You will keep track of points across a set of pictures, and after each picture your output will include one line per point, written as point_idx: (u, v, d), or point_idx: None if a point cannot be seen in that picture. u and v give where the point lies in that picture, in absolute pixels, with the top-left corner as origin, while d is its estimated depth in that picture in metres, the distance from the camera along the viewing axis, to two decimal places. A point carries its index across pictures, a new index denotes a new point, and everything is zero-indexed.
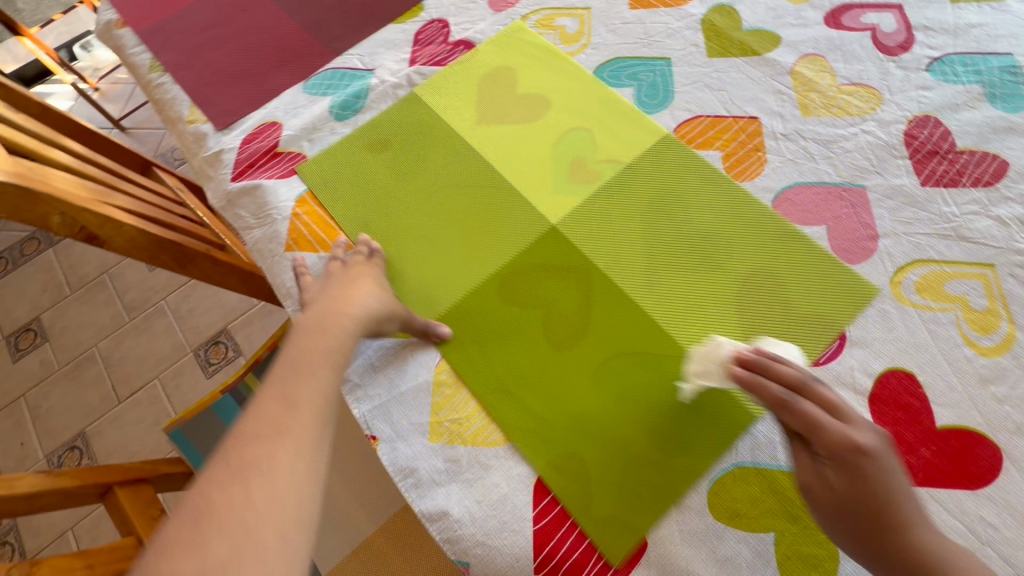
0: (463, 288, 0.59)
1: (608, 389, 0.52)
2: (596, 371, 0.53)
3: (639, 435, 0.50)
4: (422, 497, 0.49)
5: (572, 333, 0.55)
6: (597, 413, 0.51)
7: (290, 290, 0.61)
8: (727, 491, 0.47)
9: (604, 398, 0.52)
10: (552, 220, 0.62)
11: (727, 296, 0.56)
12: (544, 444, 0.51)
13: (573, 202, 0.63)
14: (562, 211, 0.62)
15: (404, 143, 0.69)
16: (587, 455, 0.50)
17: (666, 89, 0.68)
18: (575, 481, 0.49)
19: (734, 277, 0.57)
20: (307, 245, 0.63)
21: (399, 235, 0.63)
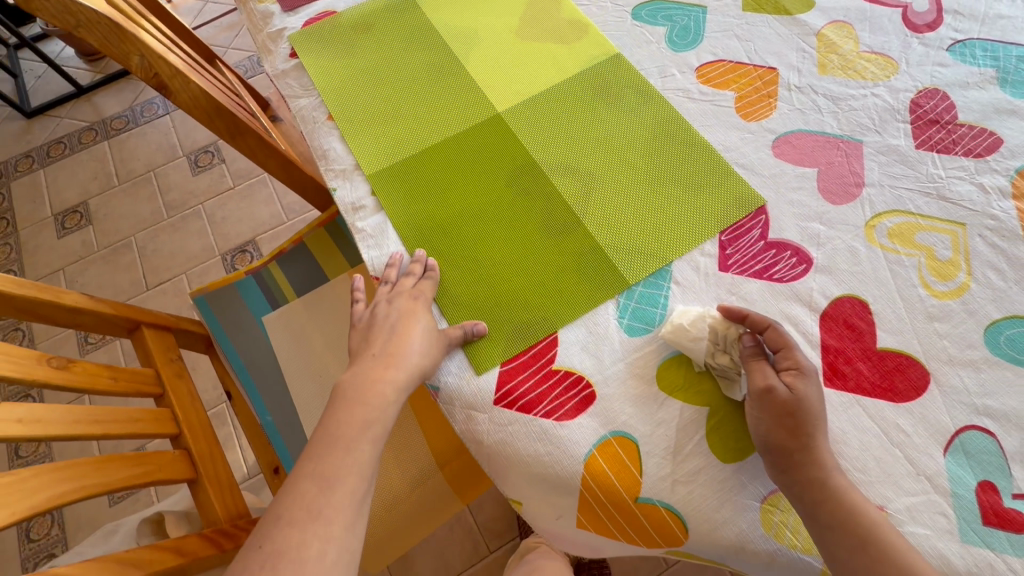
0: (447, 161, 0.65)
1: (537, 257, 0.59)
2: (532, 242, 0.60)
3: (552, 295, 0.56)
4: None
5: (524, 211, 0.62)
6: (522, 274, 0.58)
7: (324, 152, 0.67)
8: (674, 368, 0.52)
9: (532, 263, 0.58)
10: (550, 123, 0.67)
11: (700, 210, 0.61)
12: (509, 302, 0.56)
13: (580, 113, 0.68)
14: (563, 117, 0.67)
15: (438, 42, 0.74)
16: (503, 304, 0.56)
17: (697, 33, 0.73)
18: (542, 340, 0.54)
19: (706, 196, 0.61)
20: (344, 116, 0.69)
21: (403, 112, 0.69)
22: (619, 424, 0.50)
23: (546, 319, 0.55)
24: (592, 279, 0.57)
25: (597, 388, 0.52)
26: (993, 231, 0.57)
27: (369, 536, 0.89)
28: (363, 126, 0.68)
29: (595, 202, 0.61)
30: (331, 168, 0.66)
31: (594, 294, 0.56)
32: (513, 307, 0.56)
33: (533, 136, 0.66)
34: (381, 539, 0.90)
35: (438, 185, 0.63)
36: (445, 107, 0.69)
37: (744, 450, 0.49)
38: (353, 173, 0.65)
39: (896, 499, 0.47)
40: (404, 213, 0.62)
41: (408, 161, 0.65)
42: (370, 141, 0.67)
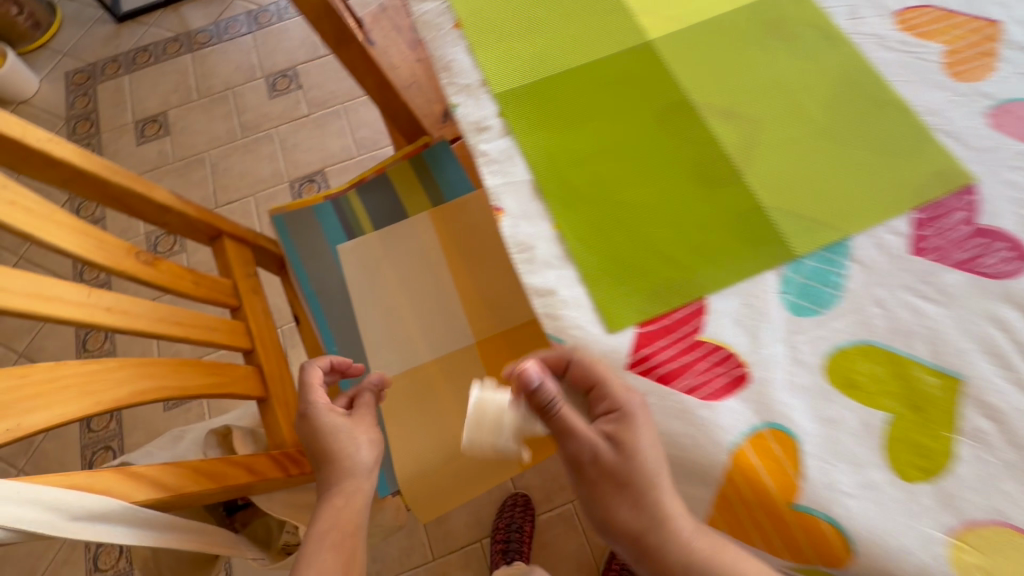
0: (586, 88, 0.56)
1: (684, 210, 0.51)
2: (679, 192, 0.51)
3: (699, 255, 0.49)
4: (534, 272, 0.48)
5: (671, 156, 0.53)
6: (665, 227, 0.50)
7: (447, 63, 0.59)
8: (850, 360, 0.44)
9: (677, 216, 0.50)
10: (710, 55, 0.57)
11: (887, 179, 0.50)
12: (649, 259, 0.49)
13: (748, 47, 0.57)
14: (727, 49, 0.57)
15: None
16: (641, 258, 0.49)
17: None
18: (688, 304, 0.46)
19: (897, 165, 0.51)
20: (473, 26, 0.61)
21: (538, 26, 0.60)
22: (775, 415, 0.42)
23: (697, 284, 0.47)
24: (748, 243, 0.49)
25: (752, 370, 0.44)
26: None
27: (428, 479, 0.87)
28: (494, 39, 0.60)
29: (756, 155, 0.52)
30: (455, 82, 0.58)
31: (750, 260, 0.48)
32: (652, 263, 0.48)
33: (687, 69, 0.56)
34: (439, 487, 0.87)
35: (575, 116, 0.55)
36: (587, 26, 0.60)
37: (930, 471, 0.40)
38: (479, 91, 0.57)
39: None
40: (534, 138, 0.54)
41: (541, 82, 0.57)
42: (501, 57, 0.59)
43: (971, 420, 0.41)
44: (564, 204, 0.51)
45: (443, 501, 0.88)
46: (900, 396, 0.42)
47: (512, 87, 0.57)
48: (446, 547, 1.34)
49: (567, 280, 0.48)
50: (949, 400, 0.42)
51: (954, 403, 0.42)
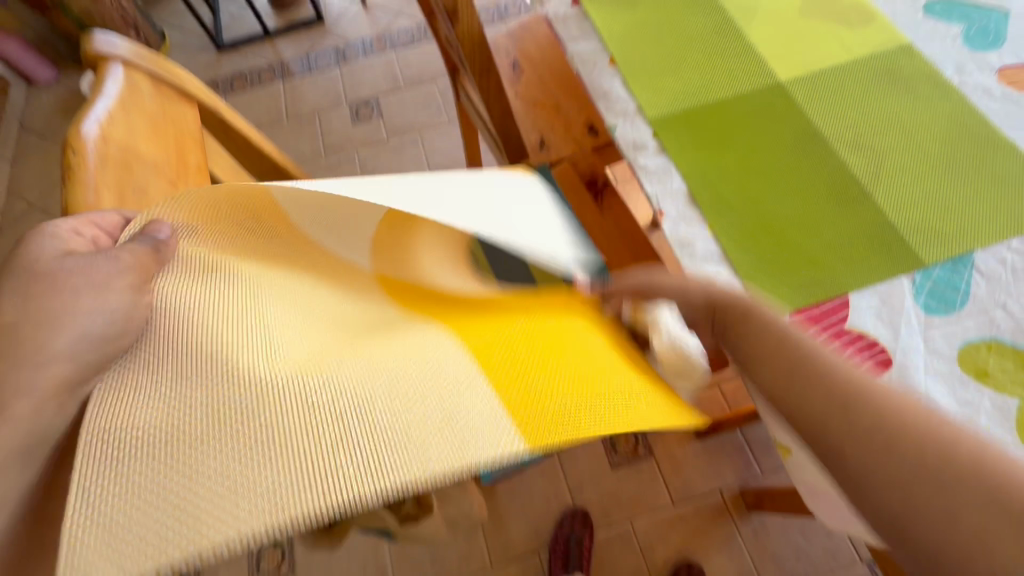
0: (722, 117, 0.66)
1: (807, 221, 0.59)
2: (802, 206, 0.60)
3: (818, 256, 0.57)
4: (695, 263, 0.58)
5: (794, 175, 0.62)
6: (790, 234, 0.58)
7: (605, 92, 0.70)
8: (978, 353, 0.50)
9: (802, 225, 0.59)
10: (833, 99, 0.67)
11: (992, 202, 0.58)
12: (780, 260, 0.57)
13: (865, 92, 0.67)
14: (847, 93, 0.67)
15: (715, 6, 0.76)
16: (768, 259, 0.57)
17: (999, 35, 0.69)
18: (828, 310, 0.54)
19: (1008, 193, 0.58)
20: (627, 66, 0.71)
21: (679, 68, 0.71)
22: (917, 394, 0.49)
23: (855, 281, 0.55)
24: (859, 248, 0.57)
25: (893, 355, 0.51)
26: None
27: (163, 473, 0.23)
28: (644, 76, 0.70)
29: (872, 177, 0.61)
30: (611, 107, 0.69)
31: (860, 261, 0.56)
32: (777, 263, 0.57)
33: (811, 107, 0.66)
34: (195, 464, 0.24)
35: (716, 141, 0.65)
36: (724, 67, 0.70)
37: None
38: (635, 115, 0.68)
39: None
40: (684, 157, 0.64)
41: (687, 111, 0.67)
42: (650, 90, 0.69)
43: None
44: (734, 209, 0.60)
45: (176, 395, 0.26)
46: None
47: (656, 115, 0.67)
48: (505, 558, 1.37)
49: (725, 272, 0.57)
50: None
51: None
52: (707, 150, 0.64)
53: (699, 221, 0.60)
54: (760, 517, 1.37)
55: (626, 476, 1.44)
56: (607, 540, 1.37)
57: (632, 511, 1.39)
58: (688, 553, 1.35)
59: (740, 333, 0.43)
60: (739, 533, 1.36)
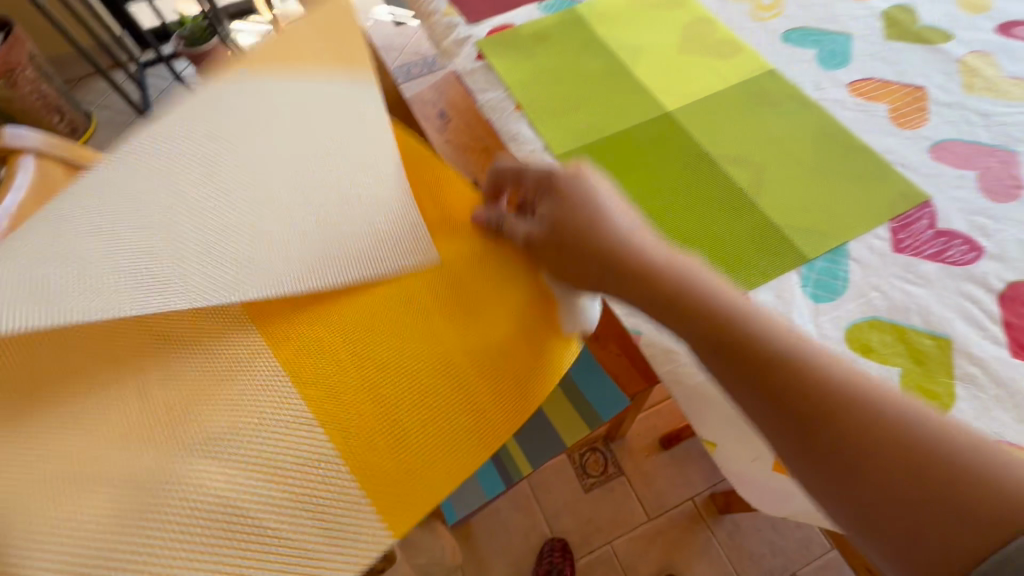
0: (621, 147, 0.73)
1: (704, 233, 0.65)
2: (698, 219, 0.66)
3: (717, 263, 0.62)
4: None
5: (688, 192, 0.69)
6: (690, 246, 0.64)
7: (514, 136, 0.76)
8: (863, 331, 0.56)
9: (700, 237, 0.65)
10: (715, 121, 0.75)
11: (857, 197, 0.66)
12: None
13: (741, 113, 0.75)
14: (726, 115, 0.75)
15: (606, 49, 0.84)
16: None
17: (845, 54, 0.80)
18: None
19: (869, 188, 0.66)
20: (531, 109, 0.78)
21: (578, 107, 0.77)
22: None
23: (749, 282, 0.60)
24: (751, 252, 0.63)
25: None
26: None
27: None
28: (548, 117, 0.77)
29: (755, 187, 0.68)
30: (521, 149, 0.75)
31: (753, 264, 0.62)
32: None
33: (697, 131, 0.74)
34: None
35: (617, 170, 0.71)
36: (618, 102, 0.78)
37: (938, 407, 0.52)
38: (542, 154, 0.73)
39: None
40: None
41: (588, 145, 0.73)
42: (554, 130, 0.75)
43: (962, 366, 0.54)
44: None
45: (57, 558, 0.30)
46: (907, 353, 0.55)
47: (561, 152, 0.73)
48: None
49: None
50: (934, 355, 0.54)
51: (937, 358, 0.54)
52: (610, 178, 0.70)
53: None
54: (732, 517, 1.40)
55: (600, 497, 1.44)
56: (589, 565, 1.36)
57: (610, 532, 1.40)
58: (670, 566, 1.36)
59: (687, 315, 0.44)
60: (715, 537, 1.39)
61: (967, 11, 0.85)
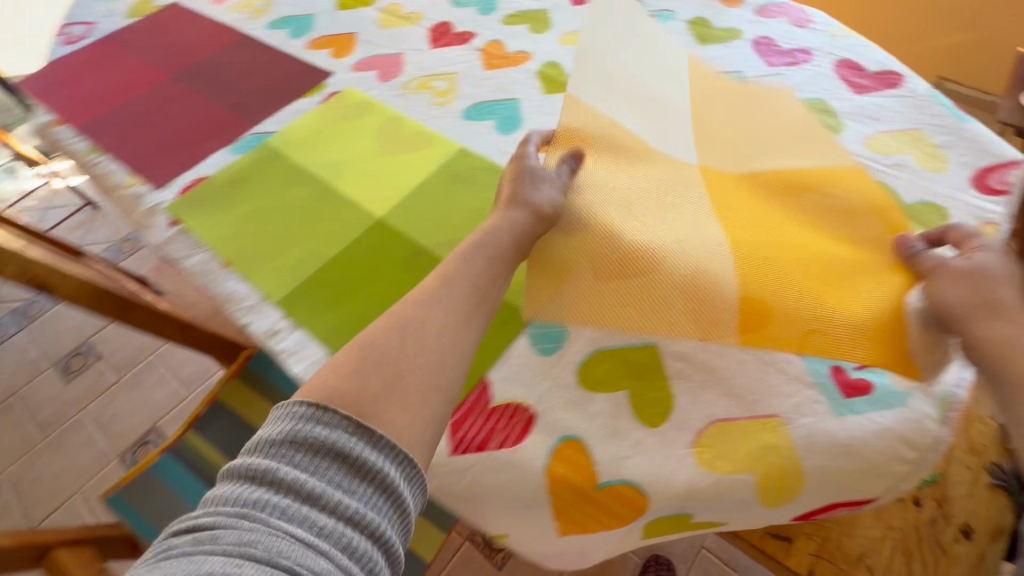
0: (340, 271, 0.73)
1: None
2: None
3: None
4: None
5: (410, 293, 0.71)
6: None
7: (228, 296, 0.72)
8: (591, 368, 0.62)
9: None
10: (424, 213, 0.79)
11: None
12: None
13: (445, 200, 0.80)
14: (434, 205, 0.80)
15: (304, 175, 0.85)
16: None
17: (518, 119, 0.91)
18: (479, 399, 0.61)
19: None
20: (239, 262, 0.74)
21: (289, 243, 0.76)
22: (563, 431, 0.58)
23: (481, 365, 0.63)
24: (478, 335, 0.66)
25: (535, 409, 0.60)
26: None
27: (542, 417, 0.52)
28: (258, 265, 0.74)
29: None
30: (239, 307, 0.71)
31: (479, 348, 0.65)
32: None
33: (408, 230, 0.77)
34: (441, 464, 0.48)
35: (339, 296, 0.70)
36: (326, 223, 0.79)
37: (663, 412, 0.58)
38: (261, 307, 0.70)
39: (786, 404, 0.58)
40: (317, 323, 0.68)
41: (306, 281, 0.72)
42: (266, 277, 0.72)
43: (672, 365, 0.62)
44: None
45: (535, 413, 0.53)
46: (628, 373, 0.61)
47: (278, 299, 0.70)
48: None
49: None
50: (646, 366, 0.62)
51: (650, 368, 0.61)
52: (337, 305, 0.69)
53: None
54: None
55: (516, 567, 1.40)
56: None
57: None
58: None
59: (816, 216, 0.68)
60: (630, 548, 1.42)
61: None
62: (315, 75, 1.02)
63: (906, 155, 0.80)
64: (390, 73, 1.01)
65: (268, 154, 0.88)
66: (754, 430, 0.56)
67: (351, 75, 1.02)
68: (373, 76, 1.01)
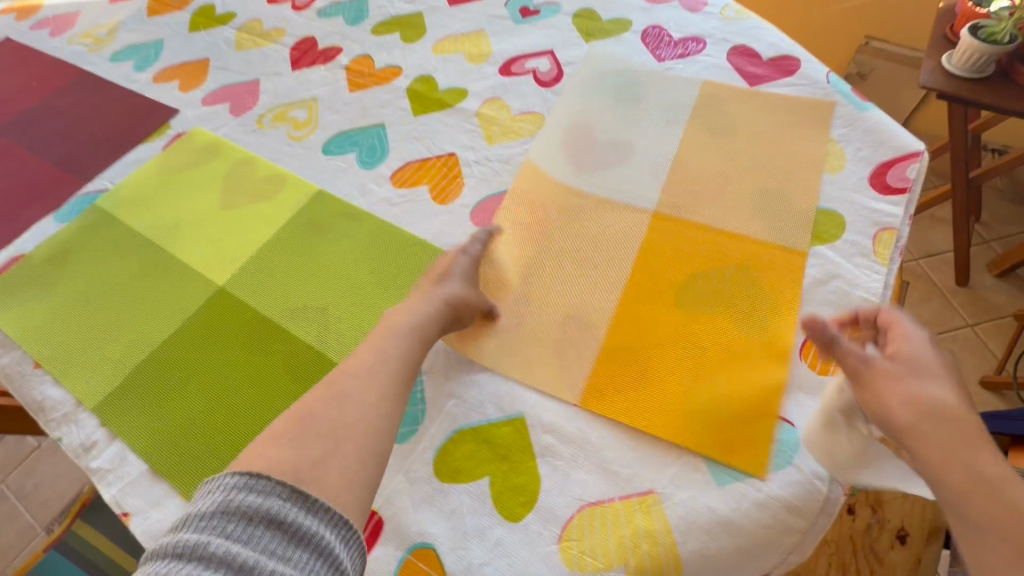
0: (171, 360, 0.63)
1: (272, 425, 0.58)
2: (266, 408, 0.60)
3: None
4: None
5: (250, 379, 0.62)
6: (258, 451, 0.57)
7: (39, 404, 0.62)
8: (449, 454, 0.55)
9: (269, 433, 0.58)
10: (273, 277, 0.69)
11: None
12: None
13: (297, 259, 0.71)
14: (284, 266, 0.70)
15: (138, 241, 0.74)
16: None
17: (383, 148, 0.81)
18: None
19: None
20: (53, 362, 0.64)
21: (115, 330, 0.66)
22: (416, 537, 0.50)
23: None
24: None
25: (382, 513, 0.52)
26: (641, 215, 0.70)
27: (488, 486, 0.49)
28: (75, 363, 0.64)
29: (327, 334, 0.64)
30: (51, 418, 0.61)
31: None
32: None
33: (253, 300, 0.68)
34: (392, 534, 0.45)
35: (168, 393, 0.61)
36: (158, 299, 0.68)
37: (528, 501, 0.51)
38: (78, 416, 0.60)
39: (662, 477, 0.51)
40: (138, 432, 0.58)
41: (130, 378, 0.62)
42: (84, 377, 0.63)
43: (541, 440, 0.55)
44: (198, 464, 0.56)
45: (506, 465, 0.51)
46: (489, 457, 0.54)
47: (95, 404, 0.61)
48: None
49: None
50: (510, 446, 0.54)
51: (513, 448, 0.54)
52: (164, 405, 0.60)
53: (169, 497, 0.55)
54: None
55: None
56: None
57: None
58: None
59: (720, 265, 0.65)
60: None
61: (474, 61, 0.90)
62: (157, 116, 0.90)
63: (801, 155, 0.72)
64: (243, 106, 0.89)
65: (97, 220, 0.77)
66: (626, 513, 0.50)
67: (199, 111, 0.90)
68: (223, 111, 0.89)
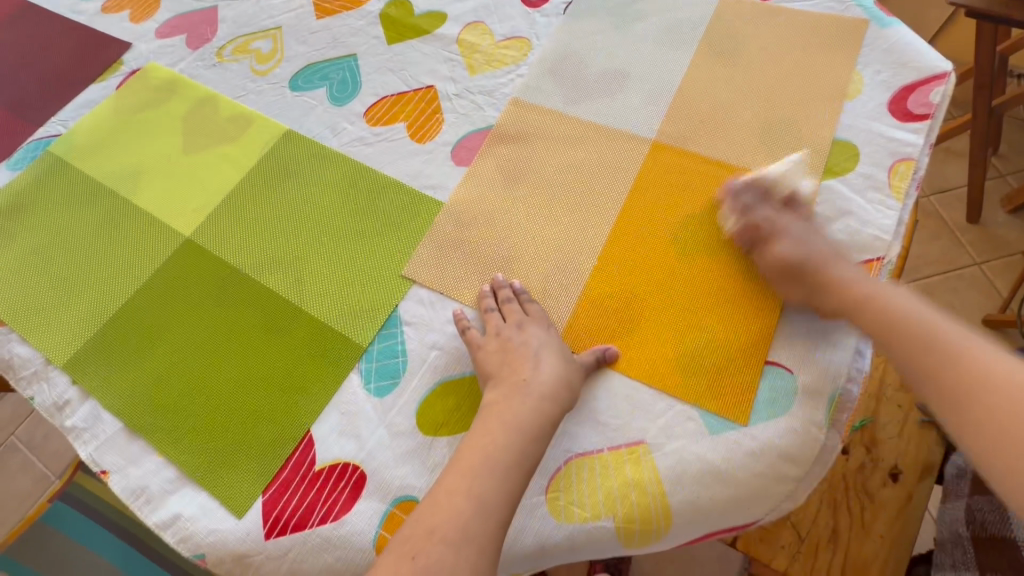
0: (139, 314, 0.60)
1: (245, 379, 0.56)
2: (238, 362, 0.57)
3: (261, 411, 0.54)
4: (155, 509, 0.51)
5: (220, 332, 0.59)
6: (232, 405, 0.55)
7: (6, 362, 0.59)
8: (430, 408, 0.53)
9: (242, 388, 0.56)
10: (243, 225, 0.65)
11: (394, 250, 0.61)
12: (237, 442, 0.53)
13: (267, 206, 0.66)
14: (254, 213, 0.66)
15: (97, 189, 0.69)
16: (216, 451, 0.53)
17: (355, 82, 0.74)
18: (303, 461, 0.52)
19: (409, 237, 0.62)
20: (18, 318, 0.61)
21: (79, 284, 0.63)
22: (400, 490, 0.49)
23: (300, 417, 0.54)
24: (296, 381, 0.55)
25: (364, 468, 0.51)
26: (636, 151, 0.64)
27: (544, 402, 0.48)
28: (40, 319, 0.61)
29: (299, 284, 0.61)
30: (21, 376, 0.59)
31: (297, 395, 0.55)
32: (224, 452, 0.53)
33: (222, 250, 0.64)
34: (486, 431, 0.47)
35: (137, 348, 0.59)
36: (121, 251, 0.65)
37: None
38: (47, 373, 0.58)
39: (653, 427, 0.50)
40: (110, 387, 0.57)
41: (98, 333, 0.60)
42: (51, 334, 0.60)
43: None
44: (173, 419, 0.55)
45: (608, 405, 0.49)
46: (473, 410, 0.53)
47: (64, 360, 0.58)
48: None
49: (189, 493, 0.52)
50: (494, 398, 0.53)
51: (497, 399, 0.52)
52: (136, 361, 0.58)
53: (147, 452, 0.54)
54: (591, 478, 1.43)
55: None
56: None
57: None
58: None
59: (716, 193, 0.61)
60: None
61: None
62: (108, 50, 0.82)
63: (814, 79, 0.65)
64: (200, 38, 0.81)
65: (52, 168, 0.71)
66: (615, 464, 0.48)
67: (152, 44, 0.82)
68: (179, 43, 0.81)
